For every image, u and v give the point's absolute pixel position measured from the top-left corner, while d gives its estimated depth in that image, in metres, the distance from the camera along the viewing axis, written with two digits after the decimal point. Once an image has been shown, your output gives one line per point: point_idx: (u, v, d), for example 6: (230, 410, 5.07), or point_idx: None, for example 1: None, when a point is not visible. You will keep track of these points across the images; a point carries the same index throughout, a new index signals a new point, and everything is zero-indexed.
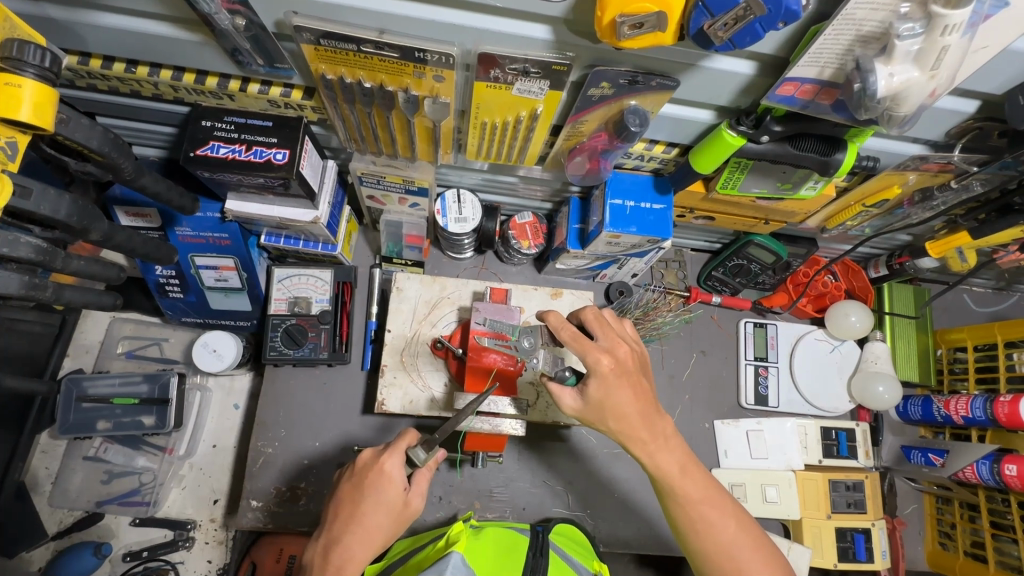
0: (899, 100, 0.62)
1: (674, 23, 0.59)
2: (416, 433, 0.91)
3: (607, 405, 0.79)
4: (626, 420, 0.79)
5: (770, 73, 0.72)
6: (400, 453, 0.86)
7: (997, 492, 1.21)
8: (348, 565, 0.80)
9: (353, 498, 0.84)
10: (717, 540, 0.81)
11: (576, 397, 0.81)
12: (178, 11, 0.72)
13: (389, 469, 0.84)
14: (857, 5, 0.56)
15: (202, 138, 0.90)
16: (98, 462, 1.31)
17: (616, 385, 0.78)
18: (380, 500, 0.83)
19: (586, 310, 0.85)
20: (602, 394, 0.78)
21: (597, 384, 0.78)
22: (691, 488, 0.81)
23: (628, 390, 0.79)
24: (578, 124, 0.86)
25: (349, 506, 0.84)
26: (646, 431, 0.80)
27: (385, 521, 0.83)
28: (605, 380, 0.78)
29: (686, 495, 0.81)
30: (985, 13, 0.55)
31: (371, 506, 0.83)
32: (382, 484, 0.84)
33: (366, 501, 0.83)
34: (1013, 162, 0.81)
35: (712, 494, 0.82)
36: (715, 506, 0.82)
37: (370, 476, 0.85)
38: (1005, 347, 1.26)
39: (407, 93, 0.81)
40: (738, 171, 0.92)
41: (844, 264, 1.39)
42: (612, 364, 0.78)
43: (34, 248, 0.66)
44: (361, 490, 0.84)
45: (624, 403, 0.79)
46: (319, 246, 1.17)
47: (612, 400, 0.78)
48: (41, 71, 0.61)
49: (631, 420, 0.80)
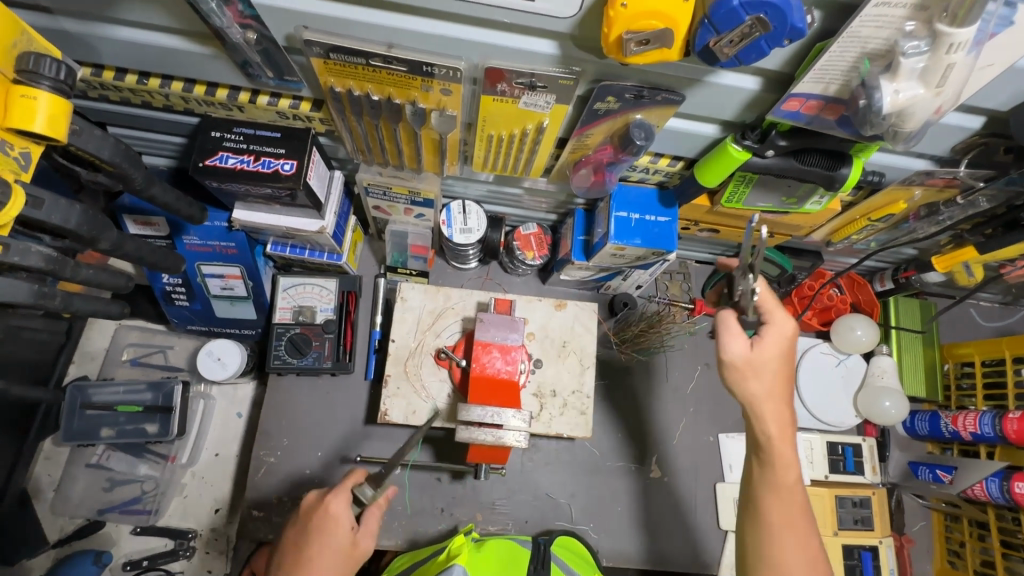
0: (904, 116, 0.62)
1: (679, 40, 0.60)
2: (360, 473, 0.93)
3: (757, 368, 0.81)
4: (776, 390, 0.82)
5: (775, 88, 0.72)
6: (345, 492, 0.88)
7: (1008, 511, 1.19)
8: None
9: (299, 542, 0.85)
10: (787, 548, 0.80)
11: (741, 346, 0.81)
12: (190, 26, 0.73)
13: (334, 511, 0.86)
14: (862, 22, 0.56)
15: (211, 148, 0.91)
16: (100, 470, 1.31)
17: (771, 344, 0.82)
18: (327, 542, 0.84)
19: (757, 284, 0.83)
20: (772, 356, 0.82)
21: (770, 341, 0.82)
22: (783, 502, 0.82)
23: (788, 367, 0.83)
24: (583, 138, 0.87)
25: (294, 551, 0.85)
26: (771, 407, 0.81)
27: (334, 564, 0.84)
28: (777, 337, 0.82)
29: (786, 495, 0.82)
30: (990, 32, 0.55)
31: (318, 548, 0.84)
32: (328, 525, 0.85)
33: (312, 543, 0.84)
34: (1019, 178, 0.81)
35: (798, 522, 0.81)
36: (793, 526, 0.81)
37: (314, 519, 0.86)
38: (1013, 363, 1.25)
39: (415, 106, 0.82)
40: (743, 185, 0.92)
41: (849, 278, 1.38)
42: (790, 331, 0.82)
43: (44, 257, 0.67)
44: (306, 533, 0.85)
45: (775, 374, 0.82)
46: (324, 256, 1.18)
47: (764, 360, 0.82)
48: (56, 83, 0.62)
49: (776, 398, 0.82)
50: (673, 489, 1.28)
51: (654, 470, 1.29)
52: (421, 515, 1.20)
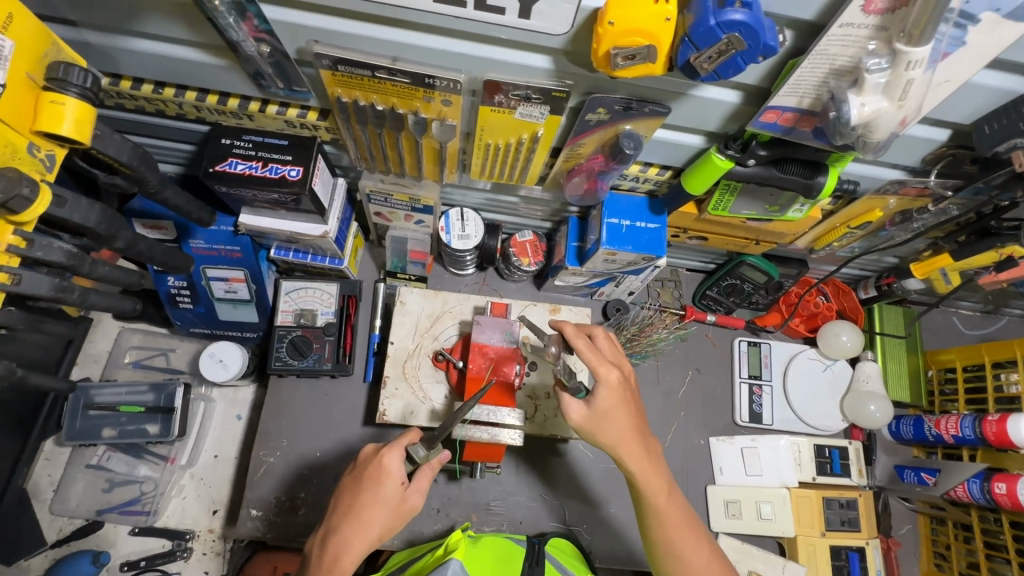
0: (871, 128, 0.67)
1: (663, 55, 0.65)
2: (418, 431, 0.93)
3: (609, 417, 0.82)
4: (624, 434, 0.83)
5: (753, 102, 0.78)
6: (399, 448, 0.89)
7: (989, 512, 1.23)
8: (344, 555, 0.83)
9: (353, 490, 0.88)
10: (690, 563, 0.85)
11: (579, 407, 0.83)
12: (207, 40, 0.78)
13: (387, 463, 0.87)
14: (829, 41, 0.61)
15: (221, 154, 0.95)
16: (101, 470, 1.32)
17: (621, 398, 0.83)
18: (379, 494, 0.86)
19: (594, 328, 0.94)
20: (613, 405, 0.82)
21: (605, 394, 0.82)
22: (673, 512, 0.86)
23: (628, 405, 0.84)
24: (576, 147, 0.92)
25: (349, 498, 0.88)
26: (640, 447, 0.85)
27: (383, 516, 0.86)
28: (614, 390, 0.82)
29: (668, 517, 0.86)
30: (944, 51, 0.60)
31: (369, 499, 0.86)
32: (381, 478, 0.87)
33: (365, 494, 0.87)
34: (986, 187, 0.86)
35: (690, 522, 0.87)
36: (692, 531, 0.86)
37: (370, 468, 0.88)
38: (992, 368, 1.29)
39: (417, 116, 0.87)
40: (728, 193, 0.97)
41: (834, 285, 1.42)
42: (620, 377, 0.83)
43: (64, 252, 0.70)
44: (360, 483, 0.88)
45: (622, 415, 0.83)
46: (326, 260, 1.22)
47: (615, 413, 0.82)
48: (83, 90, 0.66)
49: (627, 440, 0.84)
50: None
51: None
52: (417, 515, 1.22)
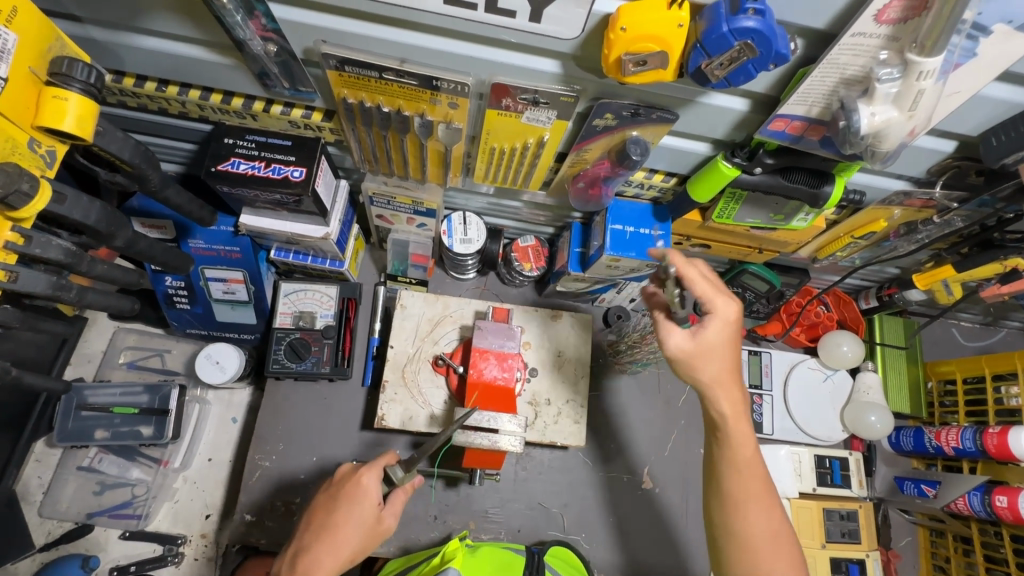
0: (880, 137, 0.67)
1: (674, 61, 0.65)
2: (395, 454, 0.95)
3: (714, 346, 0.79)
4: (722, 369, 0.80)
5: (761, 110, 0.77)
6: (378, 468, 0.91)
7: (989, 525, 1.23)
8: (315, 574, 0.83)
9: (328, 508, 0.89)
10: (752, 529, 0.81)
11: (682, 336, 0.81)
12: (213, 38, 0.78)
13: (366, 482, 0.89)
14: (840, 50, 0.61)
15: (223, 154, 0.94)
16: (91, 473, 1.30)
17: (730, 332, 0.80)
18: (354, 512, 0.87)
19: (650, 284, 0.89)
20: (720, 341, 0.79)
21: (717, 325, 0.79)
22: (747, 470, 0.81)
23: (732, 346, 0.80)
24: (582, 152, 0.91)
25: (323, 516, 0.88)
26: (731, 387, 0.81)
27: (357, 537, 0.86)
28: (726, 324, 0.79)
29: (745, 477, 0.81)
30: (955, 62, 0.60)
31: (344, 517, 0.87)
32: (357, 496, 0.88)
33: (341, 511, 0.87)
34: (991, 199, 0.87)
35: (762, 491, 0.81)
36: (761, 500, 0.81)
37: (346, 487, 0.89)
38: (993, 380, 1.29)
39: (423, 118, 0.86)
40: (733, 201, 0.97)
41: (835, 295, 1.43)
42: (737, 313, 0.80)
43: (63, 250, 0.69)
44: (337, 500, 0.89)
45: (721, 355, 0.80)
46: (326, 262, 1.21)
47: (721, 343, 0.79)
48: (86, 86, 0.65)
49: (718, 377, 0.80)
50: (666, 501, 1.29)
51: (645, 481, 1.30)
52: (414, 522, 1.20)
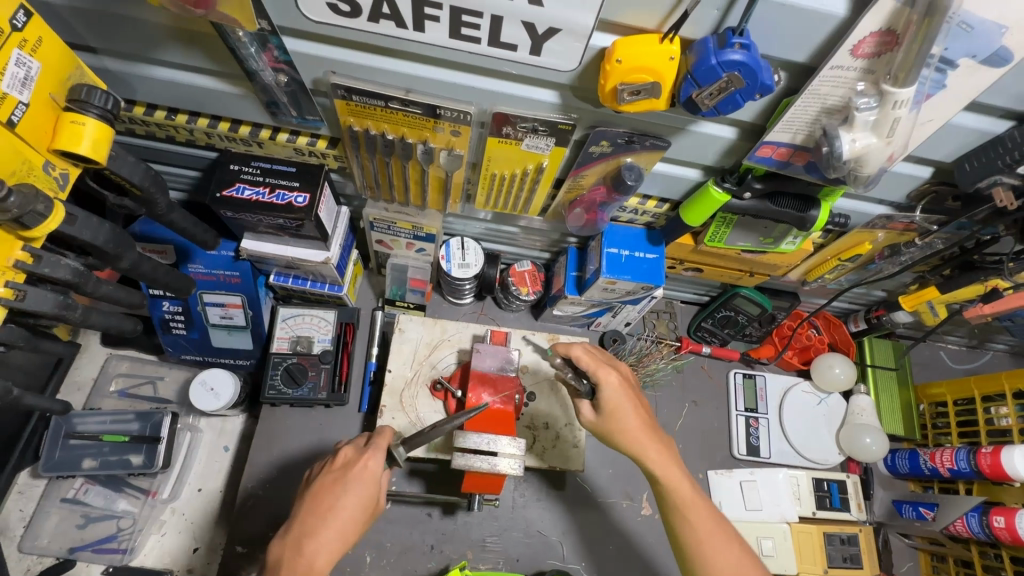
0: (862, 162, 0.71)
1: (667, 91, 0.69)
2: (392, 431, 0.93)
3: (615, 414, 0.87)
4: (633, 429, 0.87)
5: (749, 137, 0.82)
6: (384, 450, 0.89)
7: (989, 547, 1.22)
8: (320, 559, 0.80)
9: (333, 491, 0.85)
10: (719, 567, 0.81)
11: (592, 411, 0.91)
12: (226, 70, 0.81)
13: (373, 465, 0.87)
14: (820, 82, 0.66)
15: (228, 180, 0.96)
16: (77, 505, 1.26)
17: (623, 397, 0.87)
18: (361, 494, 0.85)
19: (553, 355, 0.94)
20: (623, 403, 0.87)
21: (606, 395, 0.87)
22: (695, 506, 0.83)
23: (635, 404, 0.88)
24: (578, 178, 0.95)
25: (328, 499, 0.84)
26: (653, 443, 0.87)
27: (361, 518, 0.85)
28: (614, 392, 0.87)
29: (694, 515, 0.83)
30: (926, 92, 0.65)
31: (352, 500, 0.84)
32: (364, 479, 0.86)
33: (348, 495, 0.84)
34: (968, 222, 0.91)
35: (717, 526, 0.83)
36: (719, 531, 0.82)
37: (353, 470, 0.86)
38: (982, 402, 1.31)
39: (425, 145, 0.89)
40: (724, 225, 1.01)
41: (825, 318, 1.47)
42: (619, 380, 0.88)
43: (71, 270, 0.70)
44: (344, 483, 0.85)
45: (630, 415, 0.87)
46: (325, 287, 1.22)
47: (620, 410, 0.87)
48: (103, 112, 0.67)
49: (638, 437, 0.87)
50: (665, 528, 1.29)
51: (644, 507, 1.29)
52: (410, 552, 1.18)
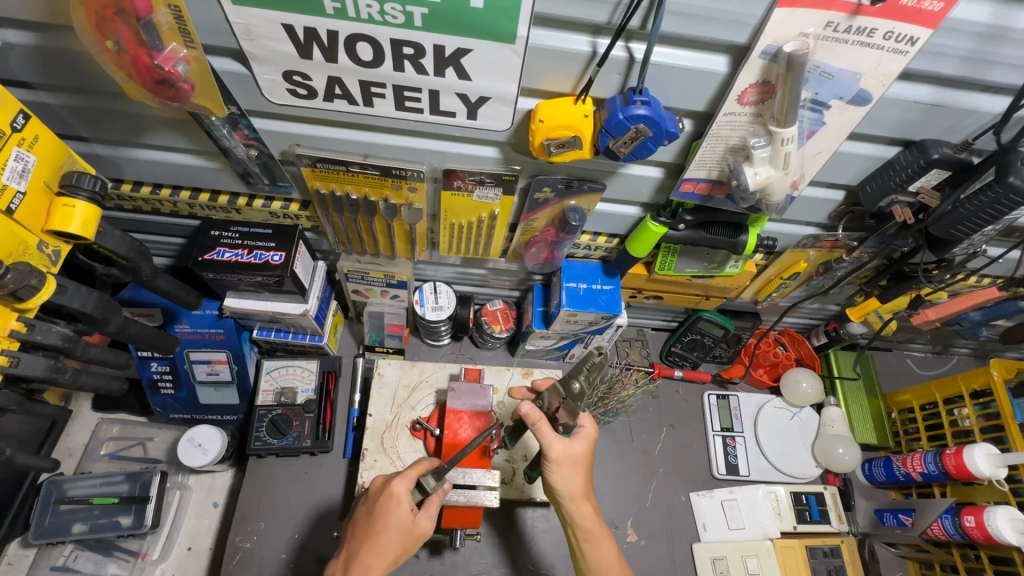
0: (768, 192, 0.80)
1: (588, 142, 0.78)
2: (429, 463, 1.00)
3: (562, 472, 0.96)
4: (574, 488, 0.97)
5: (674, 175, 0.91)
6: (408, 477, 0.96)
7: (969, 549, 1.24)
8: None
9: (370, 520, 0.95)
10: None
11: (563, 444, 0.96)
12: (202, 148, 0.91)
13: (399, 491, 0.95)
14: (719, 125, 0.75)
15: (209, 245, 1.04)
16: (66, 572, 1.26)
17: (566, 465, 0.96)
18: (391, 520, 0.93)
19: (524, 409, 0.96)
20: (568, 462, 0.96)
21: (552, 465, 0.96)
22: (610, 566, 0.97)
23: (579, 467, 0.97)
24: (530, 221, 1.04)
25: (366, 525, 0.95)
26: (587, 506, 0.98)
27: (396, 540, 0.92)
28: (559, 462, 0.96)
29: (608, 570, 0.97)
30: (809, 129, 0.74)
31: (384, 525, 0.93)
32: (391, 504, 0.94)
33: (381, 522, 0.93)
34: (885, 237, 1.00)
35: None
36: None
37: (382, 499, 0.95)
38: (945, 405, 1.36)
39: (387, 202, 0.99)
40: (670, 254, 1.09)
41: (789, 335, 1.53)
42: (564, 450, 0.96)
43: (62, 335, 0.76)
44: (376, 512, 0.95)
45: (574, 480, 0.97)
46: (307, 338, 1.28)
47: (563, 474, 0.96)
48: (91, 194, 0.75)
49: (575, 494, 0.97)
50: (651, 554, 1.31)
51: (629, 534, 1.32)
52: None
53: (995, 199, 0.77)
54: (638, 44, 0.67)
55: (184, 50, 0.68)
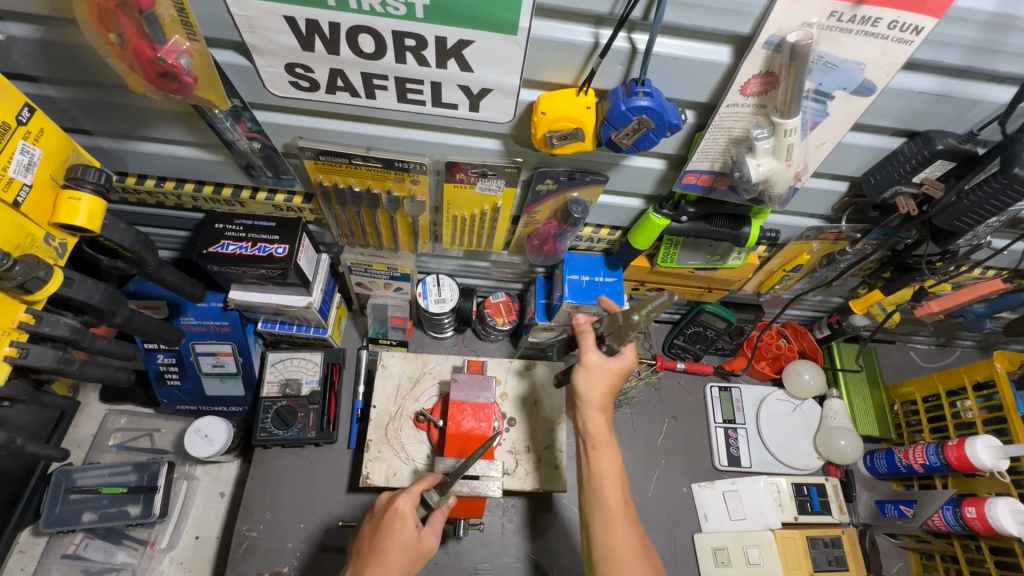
0: (771, 184, 0.80)
1: (590, 134, 0.77)
2: (432, 478, 1.02)
3: (588, 377, 0.96)
4: (595, 393, 0.95)
5: (677, 166, 0.91)
6: (414, 494, 0.99)
7: (970, 540, 1.25)
8: None
9: (374, 537, 0.96)
10: (616, 541, 0.90)
11: (598, 354, 0.96)
12: (205, 141, 0.91)
13: (404, 508, 0.97)
14: (721, 117, 0.75)
15: (214, 238, 1.04)
16: (76, 560, 1.29)
17: (595, 372, 0.96)
18: (398, 537, 0.94)
19: (576, 317, 1.01)
20: (599, 370, 0.96)
21: (581, 370, 0.96)
22: (610, 485, 0.92)
23: (609, 377, 0.96)
24: (532, 214, 1.04)
25: (371, 543, 0.96)
26: (603, 417, 0.95)
27: (402, 557, 0.93)
28: (588, 369, 0.96)
29: (607, 483, 0.92)
30: (812, 120, 0.74)
31: (390, 542, 0.94)
32: (397, 522, 0.96)
33: (386, 539, 0.94)
34: (889, 229, 0.99)
35: (620, 504, 0.92)
36: (620, 523, 0.91)
37: (387, 517, 0.97)
38: (948, 397, 1.36)
39: (390, 194, 0.99)
40: (672, 246, 1.09)
41: (792, 328, 1.53)
42: (597, 360, 0.96)
43: (69, 327, 0.78)
44: (381, 529, 0.96)
45: (597, 386, 0.95)
46: (310, 330, 1.29)
47: (590, 381, 0.95)
48: (97, 186, 0.76)
49: (592, 399, 0.95)
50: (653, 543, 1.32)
51: None
52: None
53: (998, 190, 0.77)
54: (641, 34, 0.67)
55: (187, 43, 0.69)
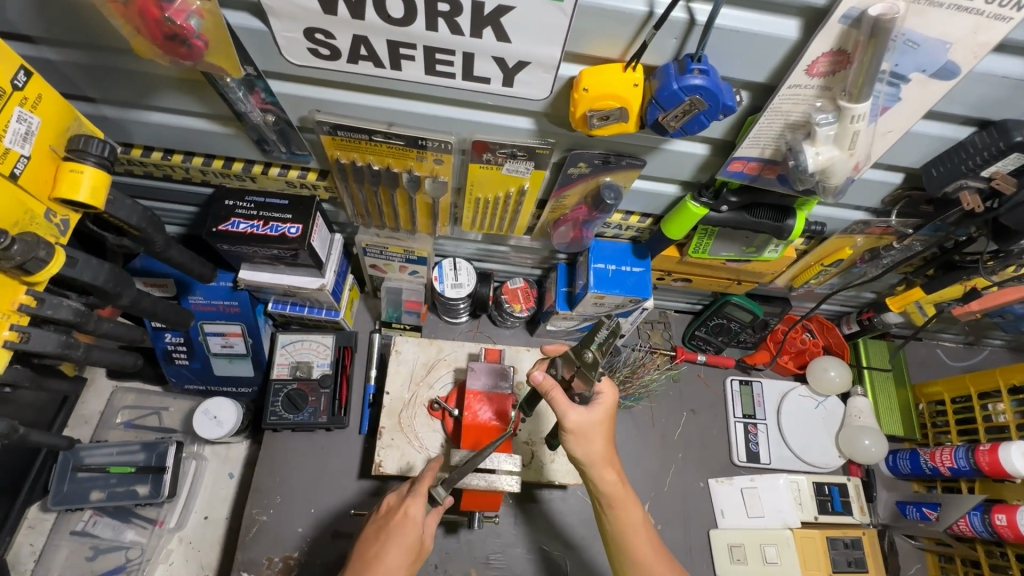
0: (828, 173, 0.74)
1: (634, 115, 0.71)
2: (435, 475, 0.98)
3: (584, 441, 0.88)
4: (597, 454, 0.89)
5: (721, 153, 0.84)
6: (422, 497, 0.95)
7: (995, 547, 1.21)
8: None
9: (378, 538, 0.92)
10: None
11: (580, 411, 0.88)
12: (216, 112, 0.85)
13: (413, 512, 0.93)
14: (781, 100, 0.68)
15: (224, 215, 0.99)
16: (86, 537, 1.28)
17: (587, 433, 0.88)
18: (403, 541, 0.91)
19: (534, 376, 0.90)
20: (593, 426, 0.89)
21: (572, 436, 0.88)
22: (637, 539, 0.91)
23: (603, 431, 0.89)
24: (560, 198, 0.98)
25: (374, 543, 0.92)
26: (611, 470, 0.90)
27: (405, 562, 0.91)
28: (579, 431, 0.88)
29: (634, 536, 0.91)
30: (883, 105, 0.68)
31: (395, 545, 0.91)
32: (405, 526, 0.92)
33: (391, 542, 0.91)
34: (943, 224, 0.93)
35: (653, 556, 0.91)
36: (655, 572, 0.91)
37: (394, 519, 0.93)
38: (979, 399, 1.31)
39: (411, 173, 0.93)
40: (706, 236, 1.03)
41: (819, 322, 1.48)
42: (585, 419, 0.88)
43: (73, 310, 0.73)
44: (387, 531, 0.92)
45: (596, 445, 0.89)
46: (322, 312, 1.24)
47: (586, 442, 0.88)
48: (100, 159, 0.71)
49: (597, 458, 0.89)
50: (669, 537, 1.30)
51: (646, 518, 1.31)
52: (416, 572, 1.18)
53: None
54: (701, 4, 0.60)
55: (197, 3, 0.62)
